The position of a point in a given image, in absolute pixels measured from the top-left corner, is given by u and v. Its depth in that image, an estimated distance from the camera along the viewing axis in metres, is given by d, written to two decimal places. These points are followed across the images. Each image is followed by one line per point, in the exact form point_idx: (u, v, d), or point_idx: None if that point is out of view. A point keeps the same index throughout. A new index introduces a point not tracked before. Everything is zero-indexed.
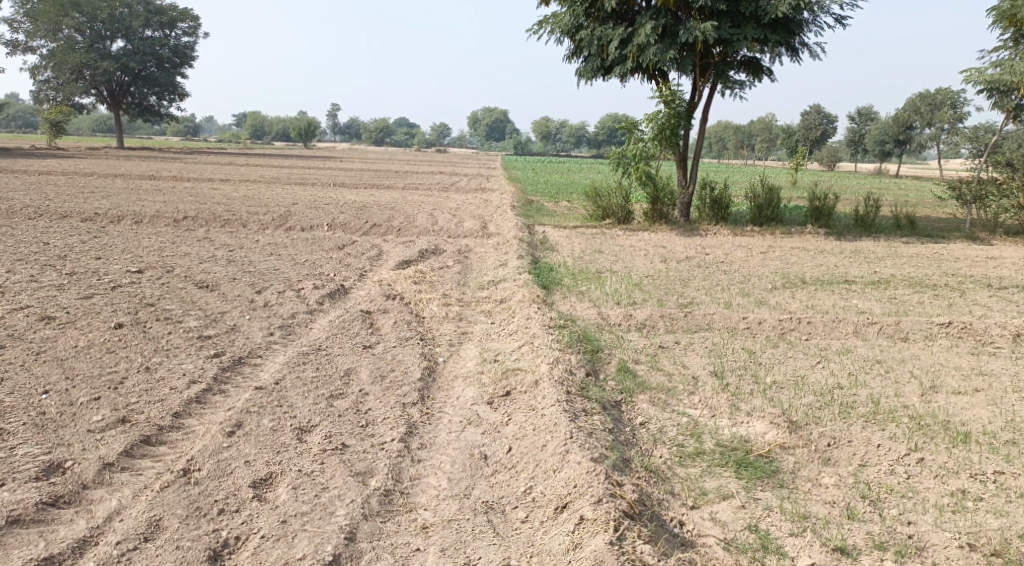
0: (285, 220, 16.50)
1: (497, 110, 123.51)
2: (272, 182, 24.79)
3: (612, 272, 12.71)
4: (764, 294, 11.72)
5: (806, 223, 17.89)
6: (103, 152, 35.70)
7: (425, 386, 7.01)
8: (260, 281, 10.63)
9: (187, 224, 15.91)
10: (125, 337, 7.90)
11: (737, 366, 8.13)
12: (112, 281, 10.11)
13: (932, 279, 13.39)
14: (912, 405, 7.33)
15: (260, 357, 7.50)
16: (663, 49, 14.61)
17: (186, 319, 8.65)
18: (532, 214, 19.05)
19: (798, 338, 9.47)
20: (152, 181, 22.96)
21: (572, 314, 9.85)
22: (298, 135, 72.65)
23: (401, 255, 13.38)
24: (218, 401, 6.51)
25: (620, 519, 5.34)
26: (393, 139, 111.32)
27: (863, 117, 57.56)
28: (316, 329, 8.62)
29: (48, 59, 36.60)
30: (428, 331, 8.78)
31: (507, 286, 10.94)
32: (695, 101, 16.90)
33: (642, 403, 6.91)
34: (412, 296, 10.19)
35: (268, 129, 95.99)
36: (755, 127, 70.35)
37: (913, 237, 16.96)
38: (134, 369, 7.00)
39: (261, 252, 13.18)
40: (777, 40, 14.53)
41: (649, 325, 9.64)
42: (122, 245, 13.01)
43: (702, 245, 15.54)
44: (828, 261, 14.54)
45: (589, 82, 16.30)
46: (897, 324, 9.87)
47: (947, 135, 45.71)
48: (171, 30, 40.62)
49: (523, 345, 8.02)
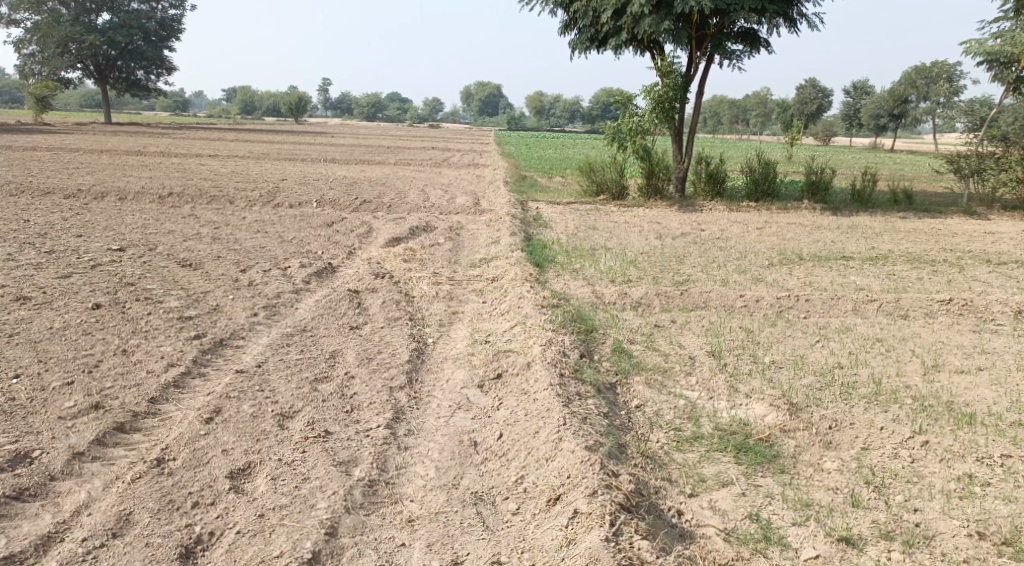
0: (273, 196, 16.19)
1: (490, 86, 122.63)
2: (262, 158, 24.43)
3: (606, 249, 12.47)
4: (762, 271, 11.49)
5: (803, 198, 17.65)
6: (91, 127, 35.18)
7: (414, 368, 6.78)
8: (245, 260, 10.36)
9: (173, 201, 15.60)
10: (102, 318, 7.64)
11: (735, 345, 7.92)
12: (92, 259, 9.84)
13: (931, 254, 13.18)
14: (915, 385, 7.12)
15: (242, 339, 7.25)
16: (658, 20, 14.28)
17: (167, 299, 8.39)
18: (525, 190, 18.77)
19: (796, 316, 9.26)
20: (138, 157, 22.58)
21: (566, 292, 9.61)
22: (289, 110, 72.01)
23: (391, 232, 13.11)
24: (198, 385, 6.28)
25: (616, 513, 5.11)
26: (385, 114, 110.61)
27: (859, 91, 57.12)
28: (302, 309, 8.37)
29: (33, 33, 36.03)
30: (417, 311, 8.54)
31: (499, 264, 10.69)
32: (691, 73, 16.60)
33: (638, 385, 6.69)
34: (401, 275, 9.94)
35: (258, 104, 95.08)
36: (750, 101, 69.93)
37: (910, 212, 16.74)
38: (110, 351, 6.75)
39: (247, 229, 12.89)
40: (775, 10, 14.23)
41: (644, 304, 9.42)
42: (105, 223, 12.71)
43: (697, 221, 15.30)
44: (825, 237, 14.32)
45: (582, 55, 16.00)
46: (897, 301, 9.67)
47: (943, 109, 45.47)
48: (157, 3, 39.98)
49: (515, 325, 7.79)
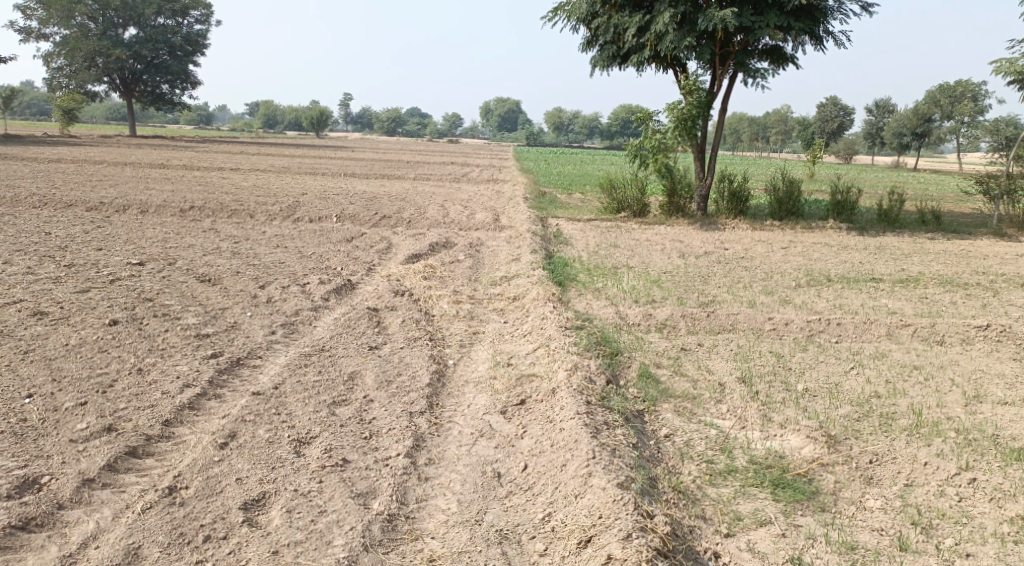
0: (293, 211, 16.06)
1: (510, 101, 122.92)
2: (283, 172, 24.36)
3: (629, 268, 12.22)
4: (789, 292, 11.20)
5: (828, 217, 17.34)
6: (115, 140, 35.40)
7: (435, 392, 6.55)
8: (264, 275, 10.20)
9: (193, 214, 15.51)
10: (118, 335, 7.47)
11: (766, 371, 7.64)
12: (110, 274, 9.70)
13: (962, 277, 12.85)
14: (956, 417, 6.83)
15: (260, 359, 7.05)
16: (681, 36, 14.08)
17: (185, 316, 8.22)
18: (545, 207, 18.58)
19: (828, 341, 8.97)
20: (160, 170, 22.56)
21: (590, 313, 9.38)
22: (311, 124, 72.36)
23: (411, 248, 12.93)
24: (213, 407, 6.08)
25: (653, 559, 4.86)
26: (405, 128, 111.01)
27: (882, 109, 56.67)
28: (320, 328, 8.17)
29: (60, 46, 36.33)
30: (438, 331, 8.33)
31: (521, 283, 10.47)
32: (715, 91, 16.36)
33: (667, 412, 6.44)
34: (421, 292, 9.74)
35: (281, 118, 95.69)
36: (770, 118, 69.59)
37: (939, 233, 16.41)
38: (125, 370, 6.57)
39: (267, 244, 12.75)
40: (801, 27, 13.98)
41: (669, 326, 9.16)
42: (125, 236, 12.61)
43: (721, 239, 15.04)
44: (853, 257, 14.02)
45: (605, 71, 15.81)
46: (932, 327, 9.36)
47: (967, 129, 45.02)
48: (183, 18, 40.20)
49: (539, 347, 7.56)
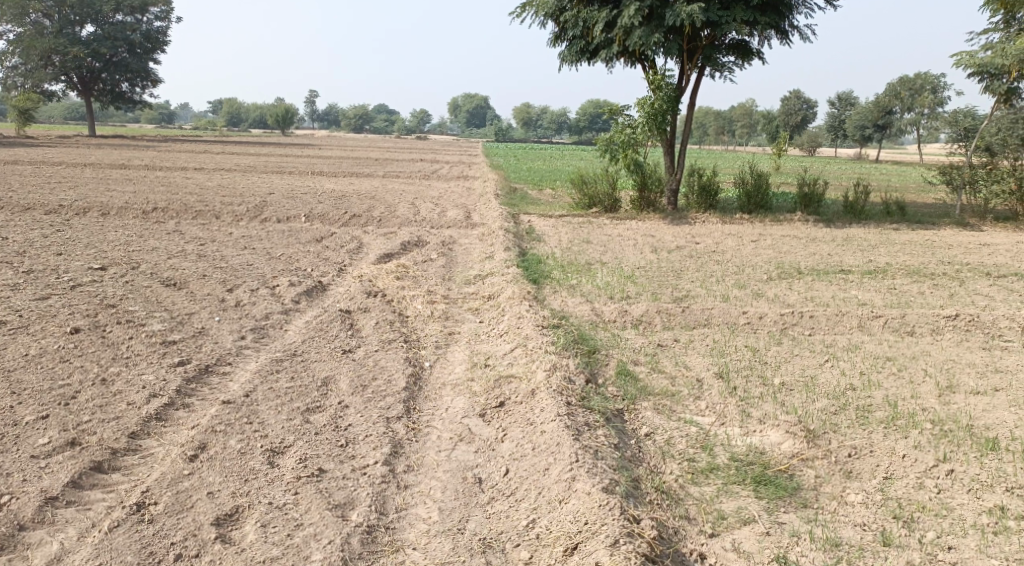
0: (260, 211, 15.83)
1: (476, 97, 122.55)
2: (248, 171, 24.04)
3: (602, 264, 12.18)
4: (761, 285, 11.21)
5: (796, 210, 17.42)
6: (75, 140, 34.77)
7: (411, 396, 6.45)
8: (232, 278, 10.01)
9: (157, 216, 15.23)
10: (81, 344, 7.28)
11: (743, 366, 7.60)
12: (72, 279, 9.47)
13: (930, 267, 12.95)
14: (932, 408, 6.84)
15: (229, 366, 6.90)
16: (649, 32, 14.06)
17: (150, 322, 8.04)
18: (516, 203, 18.48)
19: (801, 334, 8.96)
20: (122, 171, 22.16)
21: (564, 310, 9.30)
22: (276, 122, 71.73)
23: (382, 248, 12.78)
24: (182, 417, 5.93)
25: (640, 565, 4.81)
26: (371, 125, 110.40)
27: (844, 101, 57.21)
28: (291, 332, 8.02)
29: (16, 45, 35.62)
30: (412, 332, 8.22)
31: (494, 281, 10.38)
32: (683, 85, 16.36)
33: (647, 411, 6.39)
34: (394, 293, 9.62)
35: (245, 116, 94.69)
36: (735, 111, 70.05)
37: (904, 224, 16.54)
38: (89, 381, 6.39)
39: (234, 245, 12.55)
40: (767, 21, 14.02)
41: (645, 322, 9.11)
42: (87, 239, 12.35)
43: (691, 233, 15.05)
44: (822, 249, 14.08)
45: (573, 66, 15.74)
46: (903, 317, 9.40)
47: (928, 120, 45.61)
48: (142, 15, 39.55)
49: (515, 347, 7.48)
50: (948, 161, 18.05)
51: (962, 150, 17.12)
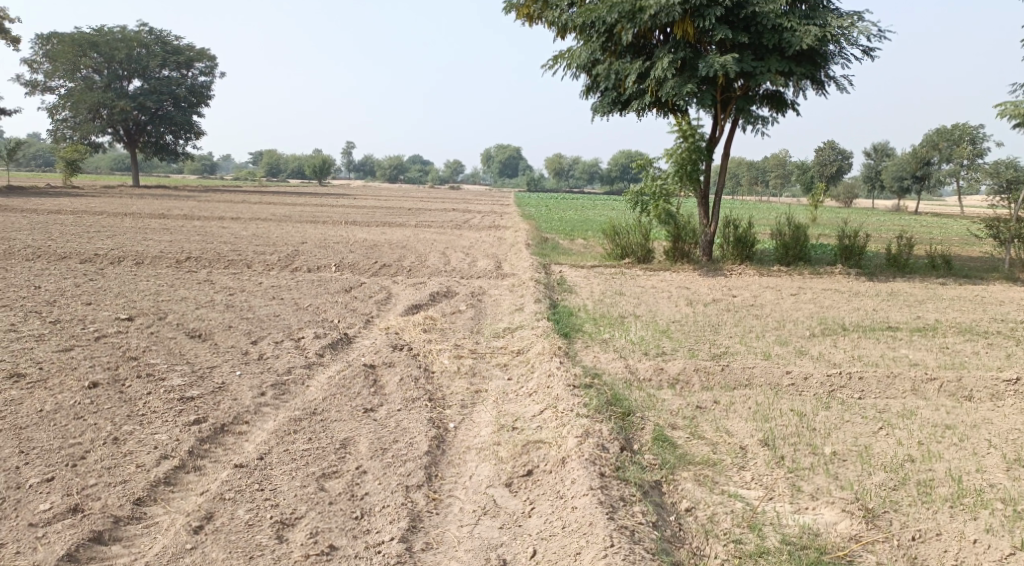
0: (292, 260, 15.65)
1: (511, 148, 123.26)
2: (284, 221, 24.01)
3: (637, 317, 11.76)
4: (804, 342, 10.69)
5: (836, 263, 16.89)
6: (117, 190, 35.21)
7: (433, 461, 6.06)
8: (257, 330, 9.73)
9: (189, 265, 15.09)
10: (97, 399, 6.98)
11: (789, 433, 7.09)
12: (96, 330, 9.24)
13: (981, 324, 12.37)
14: (1000, 484, 6.32)
15: (246, 425, 6.54)
16: (681, 83, 13.79)
17: (170, 376, 7.72)
18: (548, 253, 18.14)
19: (850, 397, 8.43)
20: (160, 221, 22.22)
21: (597, 368, 8.88)
22: (314, 172, 72.63)
23: (412, 299, 12.48)
24: (191, 482, 5.59)
25: None
26: (407, 175, 111.54)
27: (880, 152, 56.53)
28: (313, 388, 7.65)
29: (65, 98, 36.40)
30: (438, 391, 7.82)
31: (525, 335, 10.00)
32: (717, 136, 16.03)
33: (687, 482, 6.10)
34: (421, 347, 9.27)
35: (284, 166, 96.05)
36: (770, 163, 69.70)
37: (949, 278, 15.95)
38: (100, 440, 6.07)
39: (262, 296, 12.31)
40: (803, 72, 13.67)
41: (682, 381, 8.65)
42: (117, 289, 12.18)
43: (728, 286, 14.59)
44: (866, 304, 13.54)
45: (605, 117, 15.46)
46: (959, 381, 8.84)
47: (968, 173, 44.92)
48: (188, 70, 40.27)
49: (545, 410, 7.06)
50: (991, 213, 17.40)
51: (1005, 204, 16.46)
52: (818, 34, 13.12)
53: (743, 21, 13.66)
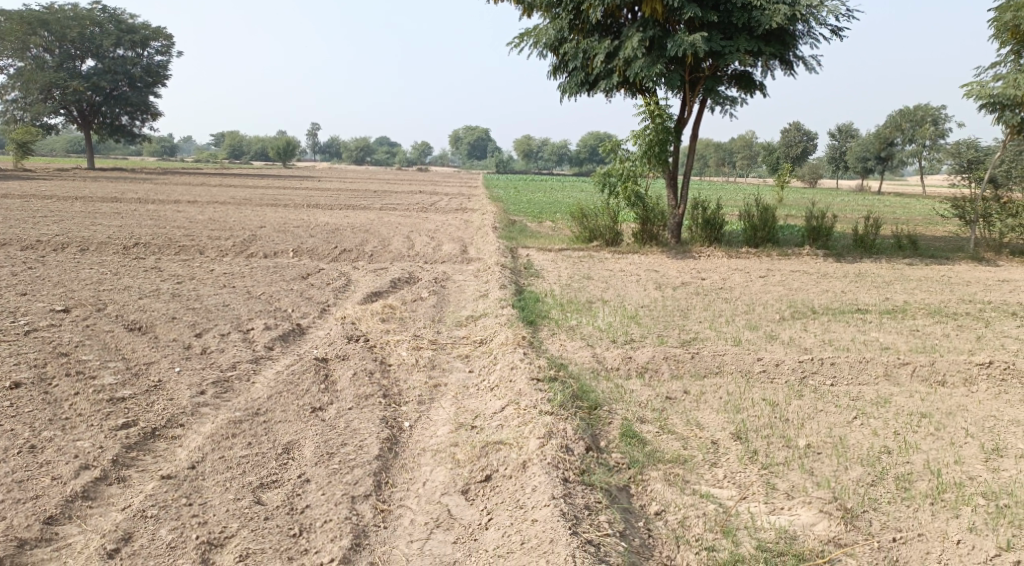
0: (246, 246, 15.06)
1: (478, 130, 122.39)
2: (243, 204, 23.27)
3: (603, 302, 11.36)
4: (774, 327, 10.34)
5: (805, 244, 16.59)
6: (72, 173, 34.07)
7: (383, 467, 5.88)
8: (204, 321, 9.17)
9: (138, 251, 14.44)
10: (18, 402, 6.45)
11: (762, 425, 6.73)
12: (28, 323, 8.67)
13: (950, 306, 12.12)
14: (981, 478, 6.00)
15: (180, 429, 6.24)
16: (649, 63, 13.38)
17: (103, 374, 7.17)
18: (514, 237, 17.68)
19: (823, 384, 8.09)
20: (112, 205, 21.42)
21: (562, 357, 8.47)
22: (277, 154, 71.39)
23: (370, 286, 11.99)
24: (113, 496, 5.49)
25: None
26: (372, 158, 110.27)
27: (844, 133, 56.50)
28: (259, 386, 7.13)
29: (15, 78, 35.12)
30: (394, 385, 7.38)
31: (487, 324, 9.56)
32: (684, 116, 15.66)
33: (656, 482, 5.78)
34: (378, 337, 8.81)
35: (247, 149, 94.42)
36: (736, 143, 69.66)
37: (916, 258, 15.75)
38: (14, 449, 5.80)
39: (213, 284, 11.73)
40: (772, 52, 13.29)
41: (650, 370, 8.28)
42: (58, 278, 11.55)
43: (696, 268, 14.27)
44: (834, 286, 13.27)
45: (572, 98, 14.98)
46: (932, 365, 8.53)
47: (930, 153, 45.08)
48: (143, 49, 39.08)
49: (507, 405, 6.66)
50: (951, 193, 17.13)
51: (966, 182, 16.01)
52: (788, 14, 12.74)
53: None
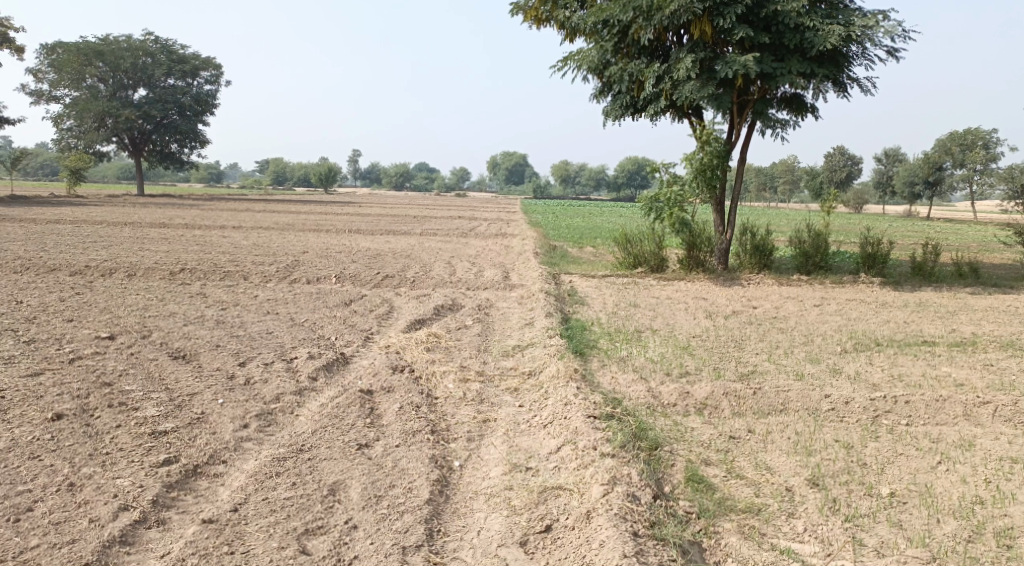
0: (290, 271, 14.84)
1: (518, 156, 122.53)
2: (287, 229, 23.18)
3: (654, 332, 10.90)
4: (837, 360, 9.80)
5: (859, 272, 15.99)
6: (121, 199, 34.37)
7: (436, 513, 5.52)
8: (247, 349, 8.88)
9: (183, 276, 14.29)
10: (58, 435, 6.17)
11: (839, 469, 6.24)
12: (72, 351, 8.44)
13: (1022, 338, 11.48)
14: None
15: (223, 466, 5.92)
16: (700, 85, 12.98)
17: (145, 405, 6.88)
18: (558, 262, 17.28)
19: (897, 424, 7.56)
20: (159, 230, 21.41)
21: (617, 392, 8.02)
22: (320, 180, 71.96)
23: (414, 313, 11.66)
24: (152, 541, 5.18)
25: None
26: (412, 183, 110.77)
27: (891, 158, 55.32)
28: (303, 419, 6.80)
29: (69, 107, 35.74)
30: (442, 419, 7.01)
31: (536, 354, 9.15)
32: (733, 140, 15.21)
33: (730, 535, 5.43)
34: (423, 368, 8.45)
35: (290, 175, 95.42)
36: (778, 168, 68.66)
37: (979, 287, 15.08)
38: (52, 487, 5.52)
39: (257, 310, 11.50)
40: (825, 74, 12.78)
41: (710, 406, 7.80)
42: (104, 303, 11.39)
43: (747, 296, 13.77)
44: (895, 316, 12.69)
45: (617, 121, 14.60)
46: (1015, 405, 7.94)
47: (981, 178, 43.94)
48: (193, 79, 39.55)
49: (564, 445, 6.27)
50: (1012, 218, 16.44)
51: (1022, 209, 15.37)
52: (843, 34, 12.29)
53: (763, 20, 12.83)
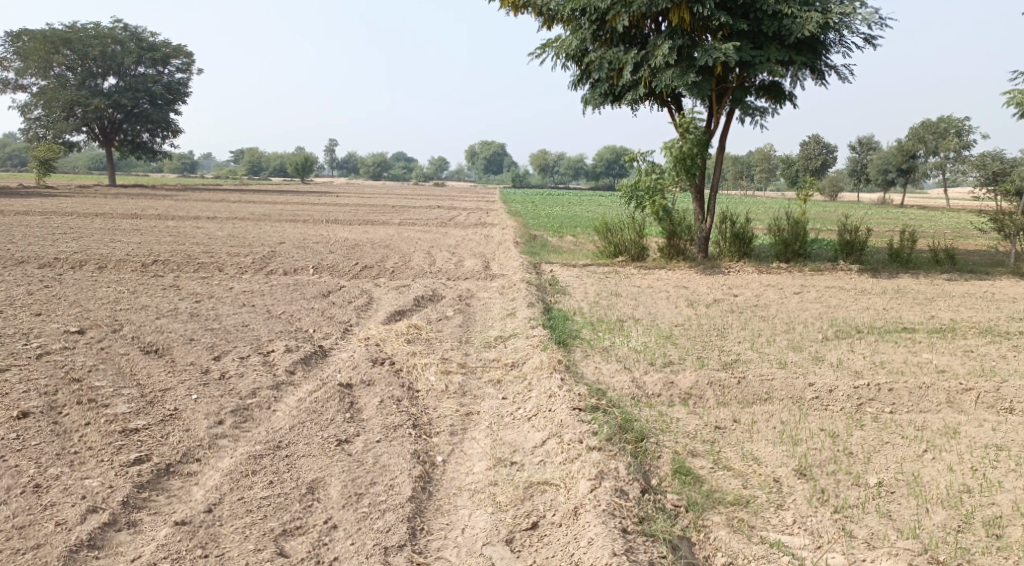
0: (265, 262, 14.60)
1: (495, 144, 121.92)
2: (262, 219, 22.87)
3: (635, 321, 10.79)
4: (819, 347, 9.73)
5: (837, 259, 15.95)
6: (92, 190, 33.79)
7: (418, 511, 5.38)
8: (222, 343, 8.67)
9: (156, 268, 14.01)
10: (24, 435, 5.96)
11: (826, 459, 6.16)
12: (40, 346, 8.19)
13: (1000, 324, 11.47)
14: None
15: (197, 464, 5.74)
16: (679, 73, 12.84)
17: (116, 402, 6.67)
18: (538, 252, 17.13)
19: (882, 412, 7.48)
20: (132, 221, 21.05)
21: (600, 383, 7.89)
22: (295, 170, 71.33)
23: (392, 304, 11.47)
24: (122, 544, 5.00)
25: None
26: (388, 173, 110.18)
27: (866, 146, 55.56)
28: (280, 415, 6.63)
29: (37, 97, 35.09)
30: (423, 413, 6.85)
31: (518, 345, 9.01)
32: (713, 128, 15.10)
33: (720, 529, 5.34)
34: (403, 360, 8.28)
35: (265, 165, 94.57)
36: (754, 156, 68.82)
37: (956, 273, 15.09)
38: (17, 489, 5.32)
39: (231, 302, 11.27)
40: (804, 61, 12.70)
41: (695, 396, 7.69)
42: (74, 297, 11.12)
43: (728, 284, 13.70)
44: (874, 303, 12.66)
45: (596, 109, 14.44)
46: (997, 391, 7.89)
47: (953, 166, 44.23)
48: (165, 67, 38.93)
49: (549, 439, 6.14)
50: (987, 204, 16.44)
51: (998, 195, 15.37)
52: (820, 21, 12.17)
53: (741, 7, 12.70)
